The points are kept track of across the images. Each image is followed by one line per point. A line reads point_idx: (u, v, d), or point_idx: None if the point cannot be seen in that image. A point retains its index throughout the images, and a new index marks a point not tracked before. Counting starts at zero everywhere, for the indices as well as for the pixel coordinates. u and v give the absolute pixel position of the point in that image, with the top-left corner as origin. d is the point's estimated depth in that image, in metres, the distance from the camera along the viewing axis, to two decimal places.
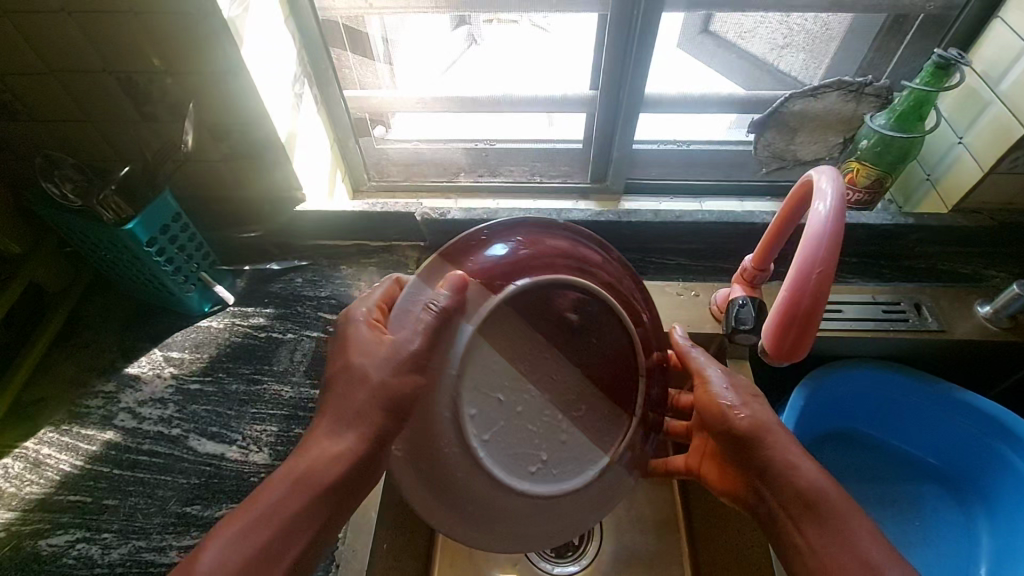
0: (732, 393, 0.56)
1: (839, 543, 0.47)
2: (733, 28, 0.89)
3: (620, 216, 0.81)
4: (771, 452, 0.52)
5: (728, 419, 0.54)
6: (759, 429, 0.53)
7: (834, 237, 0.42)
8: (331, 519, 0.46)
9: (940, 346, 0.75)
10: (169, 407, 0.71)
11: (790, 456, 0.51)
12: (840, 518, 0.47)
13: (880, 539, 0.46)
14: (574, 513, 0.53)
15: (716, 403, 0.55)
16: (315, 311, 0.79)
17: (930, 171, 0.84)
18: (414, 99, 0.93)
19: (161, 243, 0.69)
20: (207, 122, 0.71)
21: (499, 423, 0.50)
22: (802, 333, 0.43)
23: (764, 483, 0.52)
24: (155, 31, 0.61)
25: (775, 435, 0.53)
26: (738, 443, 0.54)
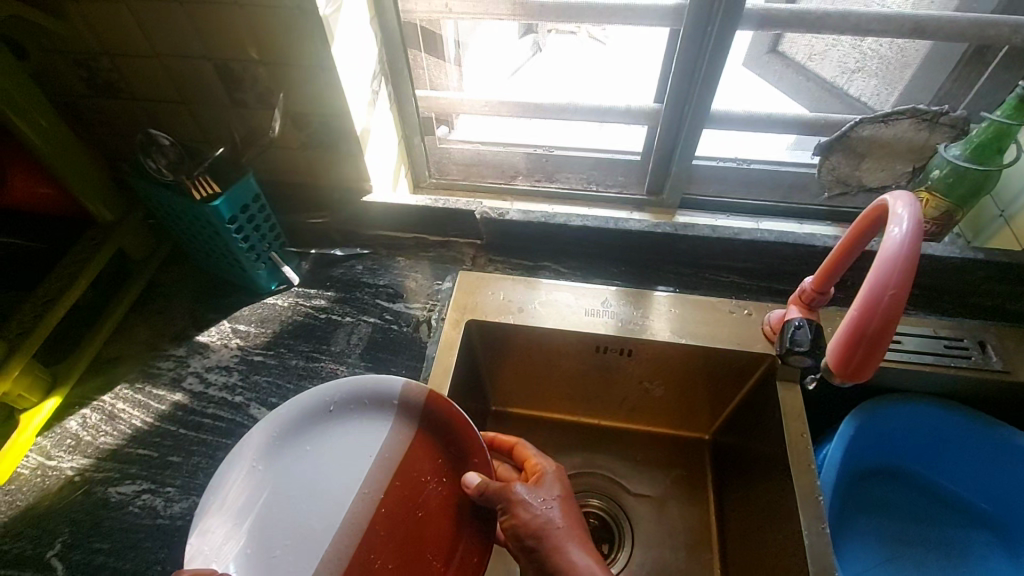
0: (542, 500, 0.57)
1: None
2: (803, 50, 1.00)
3: (677, 230, 0.82)
4: (557, 548, 0.54)
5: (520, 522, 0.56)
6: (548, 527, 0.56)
7: (909, 262, 0.41)
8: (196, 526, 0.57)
9: (1005, 388, 0.73)
10: (234, 375, 0.75)
11: (575, 556, 0.53)
12: None
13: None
14: (311, 422, 0.65)
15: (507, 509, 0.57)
16: (373, 298, 0.83)
17: (1003, 208, 0.81)
18: (480, 102, 0.96)
19: (240, 222, 0.74)
20: (291, 112, 0.76)
21: (322, 455, 0.63)
22: (868, 357, 0.41)
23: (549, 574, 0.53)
24: (255, 25, 0.66)
25: (559, 532, 0.55)
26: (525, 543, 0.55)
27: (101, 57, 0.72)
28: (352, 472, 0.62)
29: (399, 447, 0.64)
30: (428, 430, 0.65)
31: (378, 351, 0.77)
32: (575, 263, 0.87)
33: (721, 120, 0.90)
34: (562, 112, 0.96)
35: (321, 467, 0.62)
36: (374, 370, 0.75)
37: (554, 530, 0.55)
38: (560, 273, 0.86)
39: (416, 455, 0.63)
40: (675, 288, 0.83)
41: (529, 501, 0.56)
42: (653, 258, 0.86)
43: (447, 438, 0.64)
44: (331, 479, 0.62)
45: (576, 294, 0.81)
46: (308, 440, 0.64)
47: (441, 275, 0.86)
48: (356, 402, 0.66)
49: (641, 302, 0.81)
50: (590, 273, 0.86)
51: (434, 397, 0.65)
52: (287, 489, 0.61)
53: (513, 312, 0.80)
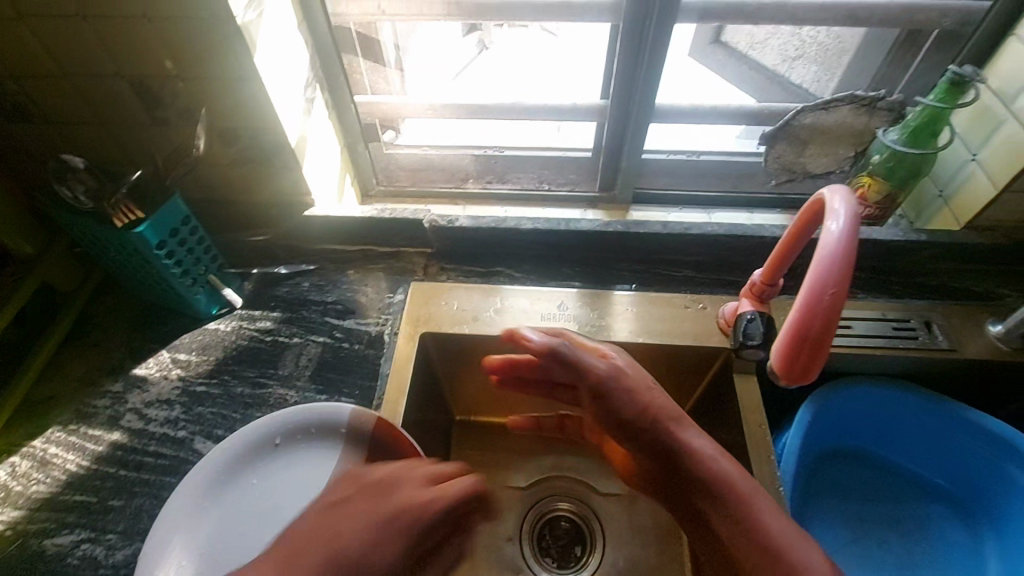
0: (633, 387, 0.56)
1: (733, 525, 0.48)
2: (744, 40, 1.05)
3: (628, 228, 0.81)
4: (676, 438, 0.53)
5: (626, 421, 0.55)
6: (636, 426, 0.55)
7: (847, 259, 0.41)
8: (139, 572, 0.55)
9: (950, 365, 0.75)
10: (176, 408, 0.71)
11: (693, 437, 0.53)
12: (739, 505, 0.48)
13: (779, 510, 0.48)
14: (256, 452, 0.63)
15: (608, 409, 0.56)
16: (321, 316, 0.79)
17: (941, 188, 0.83)
18: (423, 105, 0.93)
19: (171, 246, 0.70)
20: (220, 126, 0.72)
21: (269, 484, 0.62)
22: (811, 359, 0.41)
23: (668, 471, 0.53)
24: (173, 39, 0.62)
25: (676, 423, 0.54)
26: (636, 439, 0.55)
27: (5, 79, 0.67)
28: (302, 502, 0.61)
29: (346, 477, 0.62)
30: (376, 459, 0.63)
31: (328, 372, 0.73)
32: (529, 265, 0.85)
33: (667, 115, 0.90)
34: (508, 113, 0.94)
35: (268, 502, 0.61)
36: (326, 393, 0.72)
37: (664, 418, 0.54)
38: (515, 278, 0.84)
39: None
40: (631, 287, 0.82)
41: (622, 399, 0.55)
42: (606, 257, 0.85)
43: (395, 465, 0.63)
44: (279, 512, 0.60)
45: (532, 298, 0.80)
46: (254, 471, 0.63)
47: (392, 287, 0.83)
48: (302, 432, 0.65)
49: (598, 302, 0.80)
50: (545, 276, 0.84)
51: (382, 422, 0.64)
52: (233, 527, 0.59)
53: (468, 321, 0.78)
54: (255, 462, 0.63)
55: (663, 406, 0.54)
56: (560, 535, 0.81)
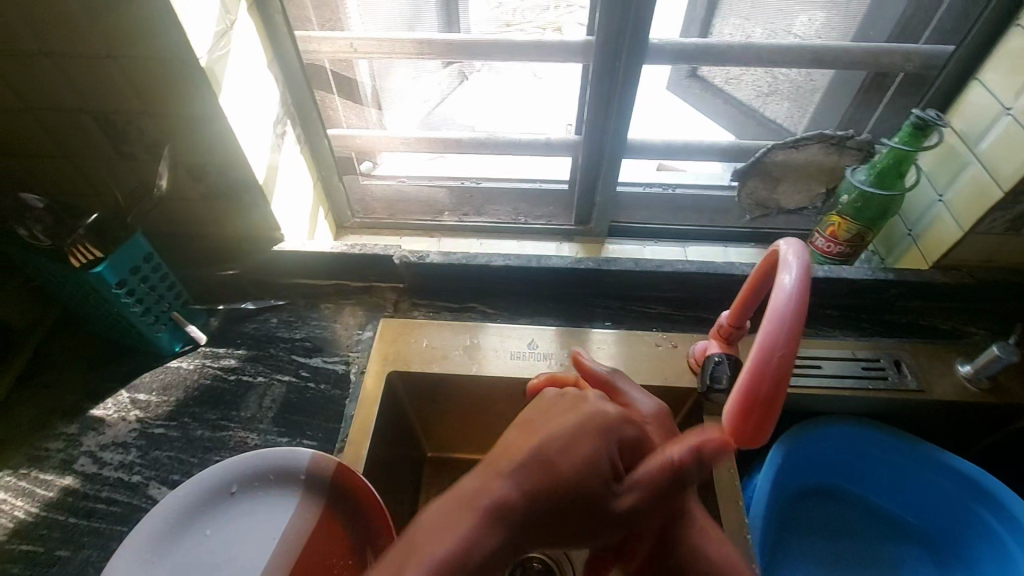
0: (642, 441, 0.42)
1: None
2: (719, 75, 0.99)
3: (600, 265, 0.81)
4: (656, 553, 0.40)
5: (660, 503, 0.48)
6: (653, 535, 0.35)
7: (797, 319, 0.41)
8: None
9: (921, 406, 0.74)
10: (132, 452, 0.69)
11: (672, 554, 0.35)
12: None
13: None
14: (210, 501, 0.62)
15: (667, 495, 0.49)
16: (288, 354, 0.78)
17: (911, 227, 0.84)
18: (398, 139, 0.93)
19: (131, 284, 0.68)
20: (184, 162, 0.71)
21: (222, 534, 0.60)
22: (760, 423, 0.40)
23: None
24: (136, 79, 0.62)
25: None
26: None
27: None
28: (255, 553, 0.59)
29: (301, 525, 0.61)
30: (335, 504, 0.62)
31: (291, 414, 0.72)
32: (502, 301, 0.85)
33: (641, 150, 0.90)
34: (482, 147, 0.94)
35: (219, 554, 0.59)
36: (288, 436, 0.70)
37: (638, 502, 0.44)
38: (487, 314, 0.83)
39: (321, 532, 0.61)
40: (605, 324, 0.82)
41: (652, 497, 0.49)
42: (580, 293, 0.85)
43: (354, 512, 0.61)
44: (231, 564, 0.59)
45: (503, 336, 0.79)
46: (207, 520, 0.61)
47: (362, 323, 0.82)
48: (259, 479, 0.63)
49: (571, 340, 0.79)
50: (518, 312, 0.83)
51: (342, 466, 0.63)
52: None
53: (437, 360, 0.77)
54: (210, 510, 0.61)
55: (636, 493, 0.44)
56: None
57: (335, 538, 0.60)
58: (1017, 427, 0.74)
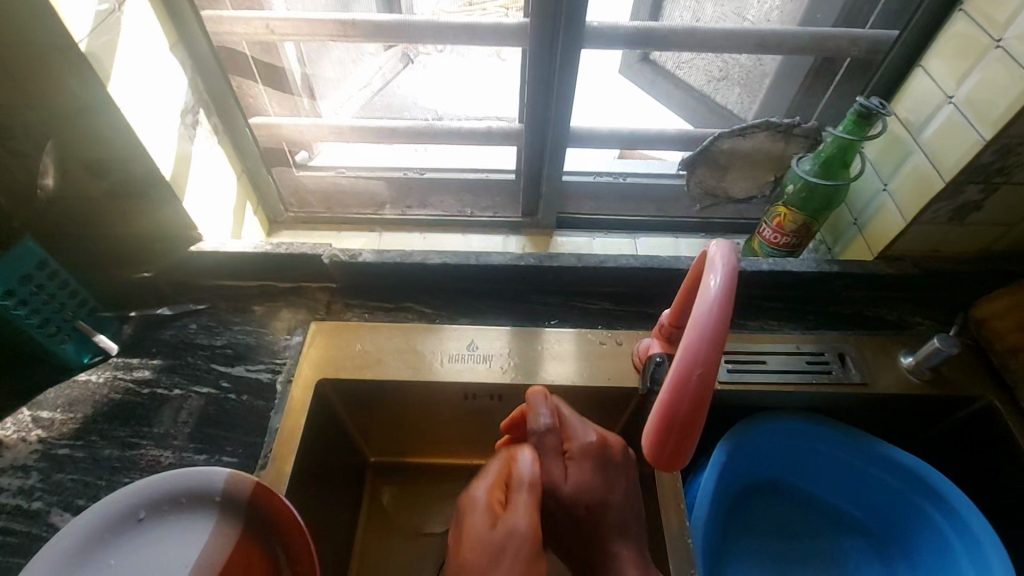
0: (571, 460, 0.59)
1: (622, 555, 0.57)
2: (672, 60, 0.99)
3: (542, 261, 0.77)
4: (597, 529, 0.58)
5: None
6: (629, 540, 0.58)
7: (719, 332, 0.38)
8: None
9: (864, 398, 0.74)
10: (32, 476, 0.63)
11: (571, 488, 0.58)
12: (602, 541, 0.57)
13: None
14: (115, 526, 0.57)
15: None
16: (208, 363, 0.72)
17: (857, 216, 0.82)
18: (329, 129, 0.87)
19: (22, 294, 0.62)
20: (78, 158, 0.64)
21: (128, 564, 0.56)
22: (681, 444, 0.38)
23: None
24: (9, 67, 0.55)
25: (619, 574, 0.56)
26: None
27: None
28: None
29: (214, 546, 0.57)
30: (251, 524, 0.58)
31: (209, 428, 0.67)
32: (442, 300, 0.81)
33: (587, 139, 0.87)
34: (421, 137, 0.88)
35: None
36: (205, 453, 0.65)
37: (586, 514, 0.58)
38: (426, 314, 0.79)
39: (238, 554, 0.57)
40: (548, 322, 0.78)
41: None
42: (523, 290, 0.81)
43: (271, 531, 0.58)
44: None
45: (440, 337, 0.75)
46: (112, 549, 0.56)
47: (290, 327, 0.77)
48: (171, 501, 0.59)
49: (512, 341, 0.75)
50: (457, 312, 0.79)
51: (260, 482, 0.59)
52: None
53: (369, 365, 0.73)
54: (115, 537, 0.57)
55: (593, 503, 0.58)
56: None
57: (252, 559, 0.57)
58: (957, 416, 0.75)
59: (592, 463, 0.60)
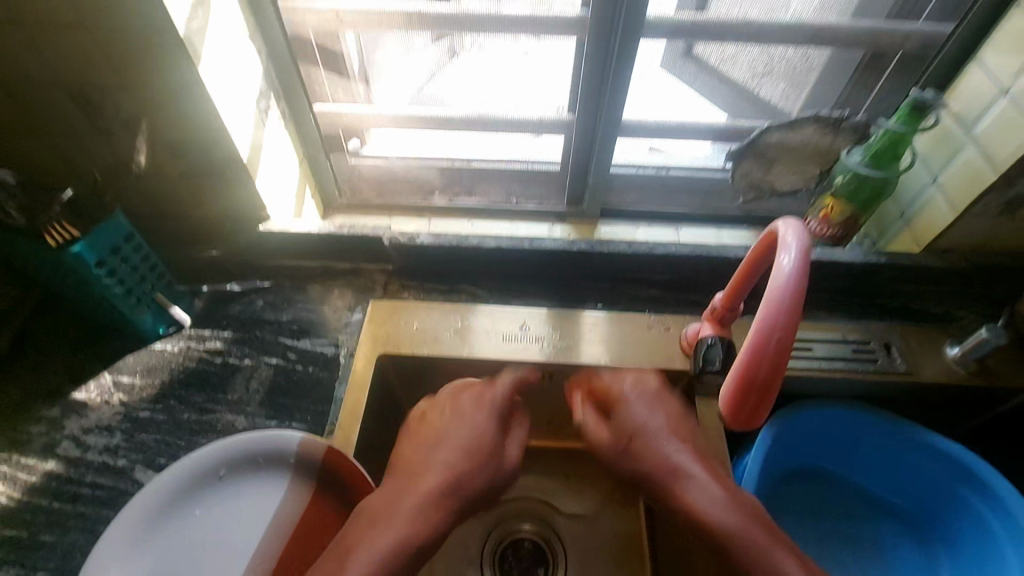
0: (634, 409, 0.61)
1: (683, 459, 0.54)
2: (715, 53, 0.88)
3: (593, 247, 0.80)
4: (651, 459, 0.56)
5: (709, 510, 0.48)
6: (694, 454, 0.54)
7: (797, 302, 0.40)
8: None
9: (909, 387, 0.75)
10: (116, 435, 0.68)
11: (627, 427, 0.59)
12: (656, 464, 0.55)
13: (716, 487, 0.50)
14: (198, 481, 0.61)
15: (730, 493, 0.50)
16: (275, 336, 0.77)
17: (902, 209, 0.83)
18: (387, 117, 0.90)
19: (112, 265, 0.67)
20: (165, 139, 0.68)
21: (211, 515, 0.60)
22: (759, 402, 0.41)
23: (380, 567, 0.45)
24: (112, 49, 0.59)
25: (689, 480, 0.51)
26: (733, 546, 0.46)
27: None
28: (244, 534, 0.59)
29: (290, 505, 0.61)
30: (322, 488, 0.62)
31: (279, 397, 0.71)
32: (494, 283, 0.84)
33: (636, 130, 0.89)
34: (474, 125, 0.92)
35: (207, 534, 0.59)
36: (276, 418, 0.70)
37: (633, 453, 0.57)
38: (479, 296, 0.83)
39: (311, 514, 0.61)
40: (596, 306, 0.81)
41: (707, 499, 0.49)
42: (572, 275, 0.84)
43: (343, 493, 0.61)
44: (221, 543, 0.59)
45: (494, 318, 0.78)
46: (197, 501, 0.61)
47: (349, 305, 0.80)
48: (248, 461, 0.63)
49: (563, 323, 0.78)
50: (508, 294, 0.83)
51: (331, 446, 0.62)
52: (171, 560, 0.57)
53: (426, 342, 0.76)
54: (199, 490, 0.61)
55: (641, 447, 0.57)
56: (524, 554, 0.84)
57: (325, 518, 0.60)
58: (1003, 408, 0.75)
59: (640, 402, 0.61)
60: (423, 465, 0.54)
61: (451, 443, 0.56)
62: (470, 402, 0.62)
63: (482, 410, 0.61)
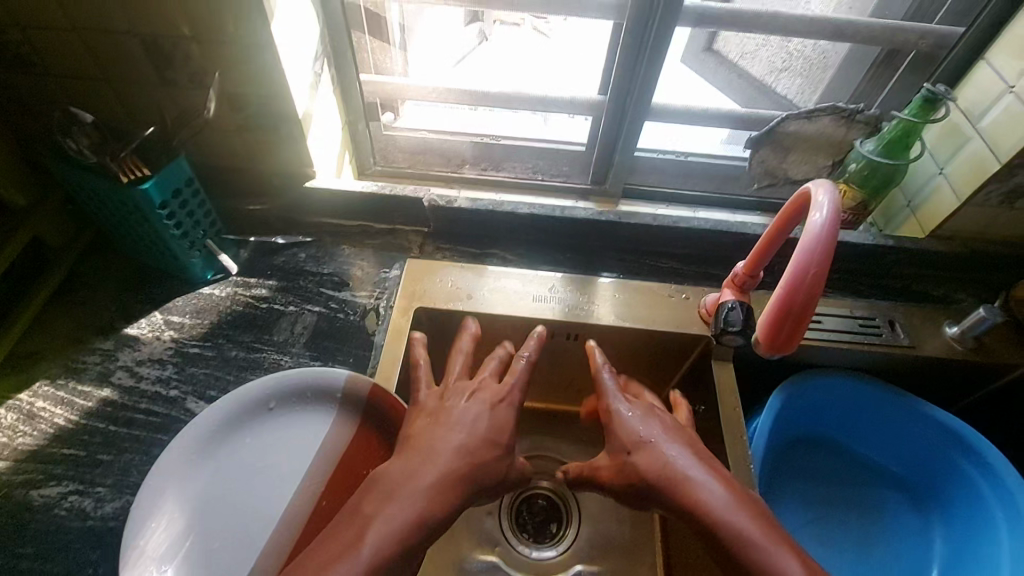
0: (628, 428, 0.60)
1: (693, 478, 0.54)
2: (735, 49, 1.03)
3: (620, 218, 0.85)
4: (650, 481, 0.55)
5: (718, 513, 0.51)
6: (692, 458, 0.56)
7: (828, 245, 0.46)
8: (139, 520, 0.56)
9: (910, 361, 0.80)
10: (168, 368, 0.72)
11: (628, 452, 0.58)
12: (659, 487, 0.55)
13: (723, 492, 0.52)
14: (250, 411, 0.65)
15: (735, 493, 0.53)
16: (317, 287, 0.81)
17: (909, 199, 0.89)
18: (427, 88, 0.95)
19: (172, 207, 0.70)
20: (227, 92, 0.72)
21: (262, 442, 0.64)
22: (794, 330, 0.48)
23: (396, 550, 0.46)
24: (192, 1, 0.63)
25: (693, 484, 0.53)
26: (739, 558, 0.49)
27: (9, 24, 0.65)
28: (295, 460, 0.63)
29: (337, 438, 0.65)
30: (368, 424, 0.66)
31: (323, 341, 0.75)
32: (523, 249, 0.88)
33: (662, 114, 0.94)
34: (508, 101, 0.96)
35: (260, 458, 0.63)
36: (320, 359, 0.74)
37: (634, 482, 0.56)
38: (509, 260, 0.87)
39: (357, 446, 0.65)
40: (620, 274, 0.86)
41: (712, 500, 0.52)
42: (598, 245, 0.89)
43: (388, 430, 0.66)
44: (273, 468, 0.62)
45: (525, 280, 0.83)
46: (249, 429, 0.64)
47: (387, 262, 0.85)
48: (298, 394, 0.67)
49: (590, 288, 0.83)
50: (537, 260, 0.87)
51: (376, 384, 0.67)
52: (227, 479, 0.61)
53: (462, 299, 0.80)
54: (252, 419, 0.65)
55: (642, 470, 0.56)
56: (539, 510, 0.88)
57: (369, 451, 0.64)
58: (996, 385, 0.81)
59: (632, 418, 0.61)
60: (437, 456, 0.53)
61: (468, 421, 0.56)
62: (472, 392, 0.60)
63: (493, 393, 0.60)
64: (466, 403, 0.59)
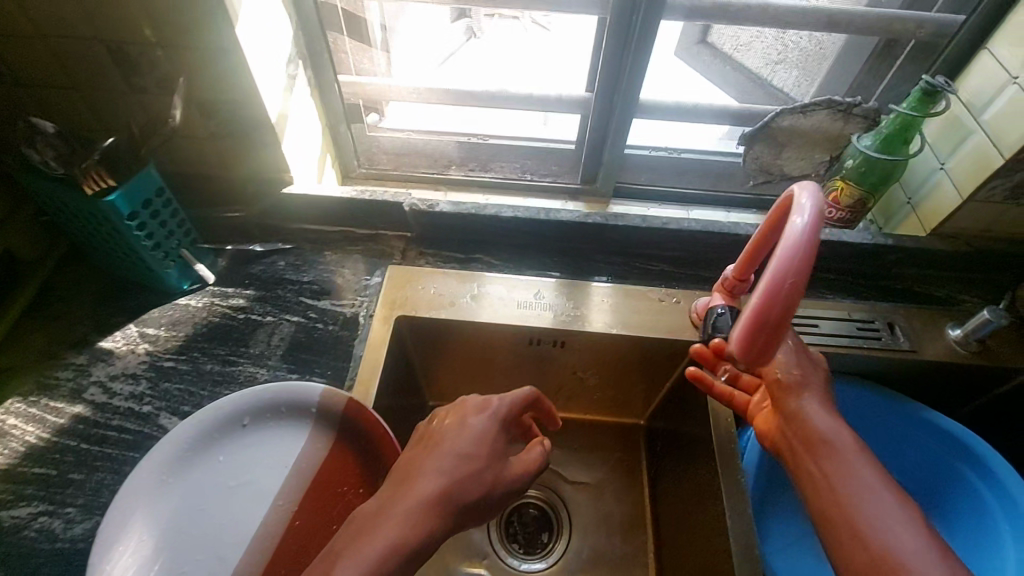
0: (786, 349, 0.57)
1: (814, 405, 0.53)
2: (729, 41, 0.99)
3: (607, 220, 0.82)
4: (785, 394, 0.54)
5: (826, 431, 0.51)
6: (819, 393, 0.54)
7: (808, 253, 0.43)
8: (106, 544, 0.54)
9: (910, 365, 0.77)
10: (142, 382, 0.70)
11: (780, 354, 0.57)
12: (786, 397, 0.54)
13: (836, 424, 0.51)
14: (222, 427, 0.63)
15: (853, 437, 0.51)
16: (296, 296, 0.79)
17: (910, 196, 0.86)
18: (408, 89, 0.92)
19: (143, 218, 0.68)
20: (196, 97, 0.70)
21: (236, 459, 0.62)
22: (768, 343, 0.44)
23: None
24: (153, 4, 0.60)
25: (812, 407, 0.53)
26: (835, 485, 0.47)
27: None
28: (268, 478, 0.61)
29: (313, 454, 0.63)
30: (349, 441, 0.64)
31: (301, 352, 0.73)
32: (508, 254, 0.86)
33: (652, 110, 0.91)
34: (493, 99, 0.93)
35: (233, 476, 0.61)
36: (298, 372, 0.72)
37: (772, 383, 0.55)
38: (494, 265, 0.85)
39: (334, 464, 0.63)
40: (608, 278, 0.84)
41: (817, 412, 0.52)
42: (586, 247, 0.86)
43: (365, 447, 0.64)
44: (245, 486, 0.61)
45: (509, 286, 0.80)
46: (222, 445, 0.63)
47: (369, 269, 0.82)
48: (272, 409, 0.65)
49: (577, 293, 0.80)
50: (522, 265, 0.85)
51: (352, 398, 0.65)
52: (198, 498, 0.59)
53: (445, 306, 0.78)
54: (225, 435, 0.63)
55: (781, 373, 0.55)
56: (529, 520, 0.86)
57: (346, 468, 0.63)
58: (1001, 389, 0.78)
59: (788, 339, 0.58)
60: (426, 471, 0.50)
61: (464, 443, 0.52)
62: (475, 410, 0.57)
63: (489, 412, 0.56)
64: (451, 423, 0.55)
